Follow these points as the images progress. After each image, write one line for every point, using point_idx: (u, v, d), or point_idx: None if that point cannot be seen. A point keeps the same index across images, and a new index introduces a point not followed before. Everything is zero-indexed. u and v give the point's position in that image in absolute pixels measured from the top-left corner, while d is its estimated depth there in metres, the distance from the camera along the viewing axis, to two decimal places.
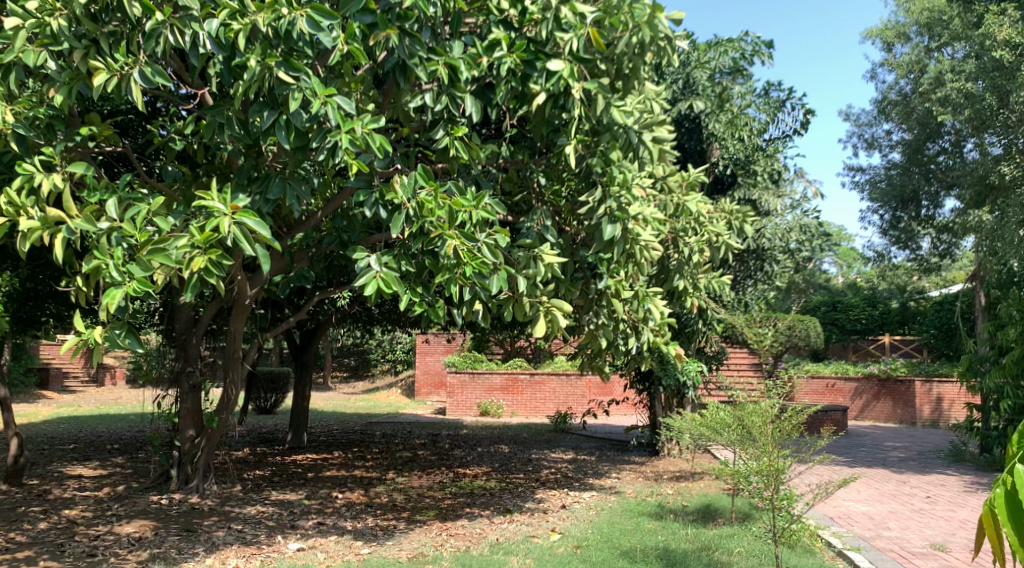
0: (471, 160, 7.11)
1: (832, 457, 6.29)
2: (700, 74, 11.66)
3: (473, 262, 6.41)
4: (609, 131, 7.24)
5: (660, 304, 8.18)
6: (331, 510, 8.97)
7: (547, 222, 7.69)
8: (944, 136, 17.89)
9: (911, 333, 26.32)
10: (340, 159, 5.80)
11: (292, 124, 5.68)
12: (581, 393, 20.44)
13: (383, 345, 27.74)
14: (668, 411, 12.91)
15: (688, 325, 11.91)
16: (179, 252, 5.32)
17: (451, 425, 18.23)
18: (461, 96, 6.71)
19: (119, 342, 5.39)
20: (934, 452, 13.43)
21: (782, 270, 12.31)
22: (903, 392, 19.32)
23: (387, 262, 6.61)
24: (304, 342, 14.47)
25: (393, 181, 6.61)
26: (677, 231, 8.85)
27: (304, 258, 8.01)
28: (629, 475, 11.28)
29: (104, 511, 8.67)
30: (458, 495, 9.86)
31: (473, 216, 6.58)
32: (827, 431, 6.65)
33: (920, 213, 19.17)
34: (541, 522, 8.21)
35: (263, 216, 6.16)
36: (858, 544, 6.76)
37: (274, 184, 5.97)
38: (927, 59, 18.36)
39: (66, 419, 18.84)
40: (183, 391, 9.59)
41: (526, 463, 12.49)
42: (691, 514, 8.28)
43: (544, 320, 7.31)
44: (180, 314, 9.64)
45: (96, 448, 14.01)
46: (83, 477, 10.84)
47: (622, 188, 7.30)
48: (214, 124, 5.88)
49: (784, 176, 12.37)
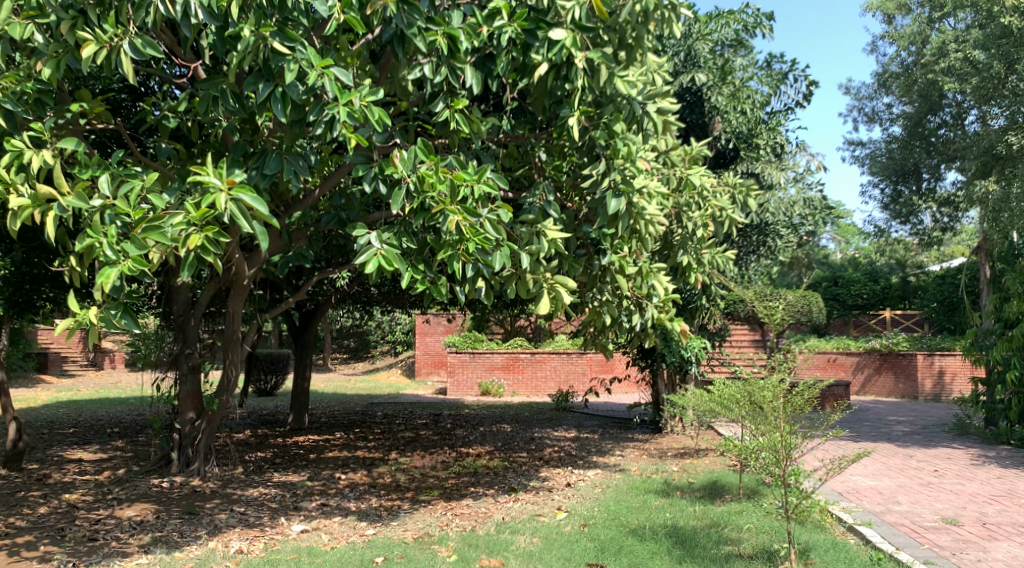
0: (472, 134, 6.97)
1: (847, 432, 6.15)
2: (702, 46, 11.40)
3: (476, 238, 6.28)
4: (613, 102, 7.17)
5: (664, 280, 8.00)
6: (333, 491, 8.88)
7: (550, 197, 7.54)
8: (945, 109, 17.74)
9: (912, 308, 26.25)
10: (339, 133, 5.66)
11: (288, 97, 5.50)
12: (582, 371, 20.32)
13: (382, 326, 27.66)
14: (671, 388, 12.84)
15: (692, 301, 11.79)
16: (175, 229, 5.18)
17: (453, 405, 18.18)
18: (461, 67, 6.52)
19: (115, 324, 5.23)
20: (937, 425, 13.38)
21: (785, 245, 12.25)
22: (905, 366, 19.24)
23: (388, 240, 6.47)
24: (304, 323, 14.36)
25: (393, 155, 6.44)
26: (681, 206, 8.73)
27: (303, 237, 7.91)
28: (633, 452, 11.21)
29: (105, 495, 8.60)
30: (462, 474, 9.79)
31: (476, 191, 6.43)
32: (840, 405, 6.46)
33: (922, 187, 19.02)
34: (547, 500, 8.12)
35: (260, 193, 5.98)
36: (869, 519, 6.67)
37: (271, 159, 5.79)
38: (931, 29, 18.07)
39: (66, 403, 18.79)
40: (182, 373, 9.48)
41: (529, 442, 12.43)
42: (698, 491, 8.19)
43: (548, 297, 7.11)
44: (178, 296, 9.59)
45: (96, 431, 13.94)
46: (84, 461, 10.75)
47: (626, 161, 7.20)
48: (207, 98, 5.67)
49: (787, 149, 12.26)
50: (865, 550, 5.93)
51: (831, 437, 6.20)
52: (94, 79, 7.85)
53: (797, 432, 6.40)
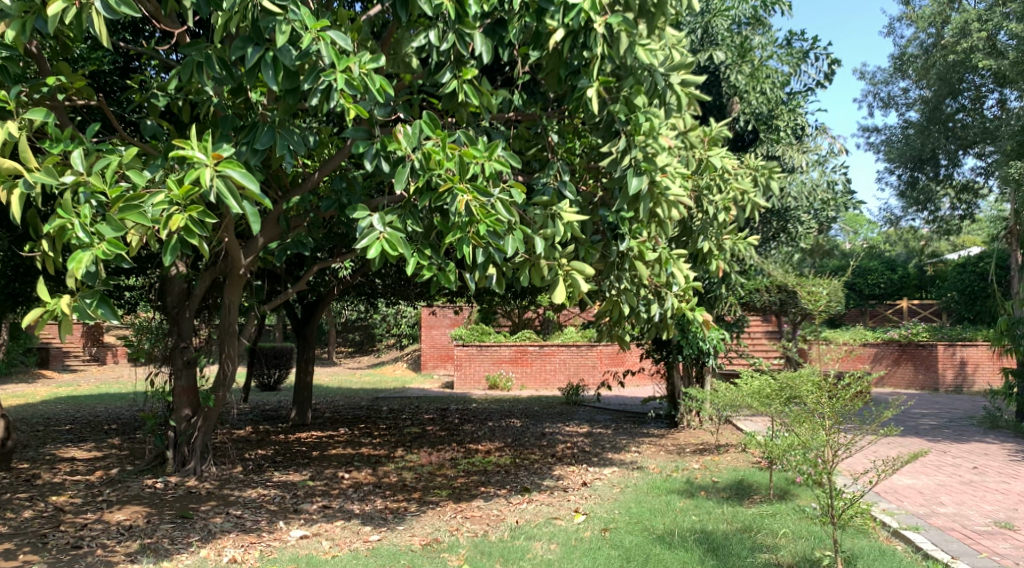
0: (483, 107, 6.47)
1: (900, 430, 5.60)
2: (720, 23, 10.83)
3: (487, 219, 5.73)
4: (634, 74, 6.63)
5: (684, 268, 7.51)
6: (336, 492, 8.39)
7: (565, 177, 6.94)
8: (964, 92, 17.15)
9: (929, 297, 25.70)
10: (336, 103, 5.15)
11: (280, 62, 5.01)
12: (592, 363, 19.80)
13: (387, 319, 27.10)
14: (687, 382, 12.32)
15: (711, 290, 11.13)
16: (156, 209, 4.69)
17: (460, 399, 17.70)
18: (469, 33, 6.00)
19: (89, 314, 4.72)
20: (966, 419, 12.81)
21: (806, 231, 11.71)
22: (925, 357, 18.69)
23: (391, 223, 5.96)
24: (306, 316, 13.86)
25: (395, 130, 5.94)
26: (701, 189, 8.16)
27: (302, 224, 7.44)
28: (650, 448, 10.70)
29: (94, 497, 8.12)
30: (472, 472, 9.31)
31: (486, 169, 5.92)
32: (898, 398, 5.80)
33: (939, 173, 18.49)
34: (563, 501, 7.62)
35: (251, 170, 5.48)
36: (915, 522, 6.15)
37: (263, 133, 5.28)
38: (951, 10, 17.43)
39: (64, 398, 18.35)
40: (176, 368, 9.02)
41: (540, 438, 11.93)
42: (724, 491, 7.67)
43: (564, 286, 6.59)
44: (172, 287, 9.15)
45: (92, 428, 13.48)
46: (77, 460, 10.31)
47: (648, 137, 6.67)
48: (191, 64, 5.14)
49: (808, 131, 11.76)
50: (917, 559, 5.39)
51: (883, 435, 5.66)
52: (84, 61, 7.87)
53: (844, 430, 5.85)
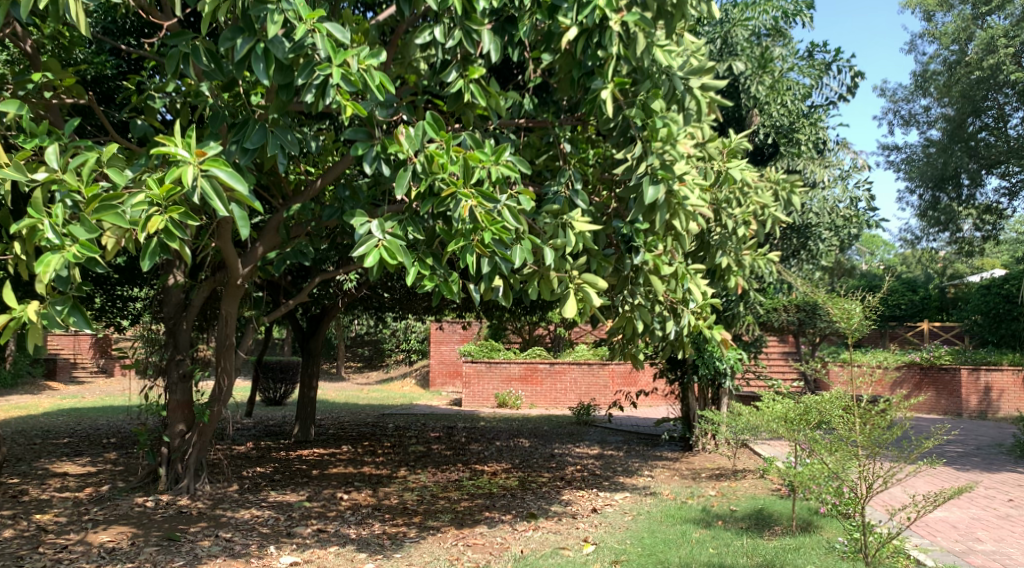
0: (490, 109, 6.11)
1: (942, 462, 5.17)
2: (740, 32, 10.37)
3: (493, 226, 5.35)
4: (651, 77, 6.31)
5: (701, 284, 7.10)
6: (333, 514, 7.99)
7: (577, 185, 6.60)
8: (986, 111, 16.64)
9: (950, 319, 25.07)
10: (332, 99, 4.81)
11: (272, 54, 4.67)
12: (604, 383, 19.34)
13: (397, 334, 26.59)
14: (702, 405, 11.87)
15: (729, 308, 10.67)
16: (134, 210, 4.34)
17: (468, 417, 17.25)
18: (477, 30, 5.67)
19: (59, 322, 4.36)
20: (994, 446, 12.32)
21: (827, 248, 11.26)
22: (948, 382, 18.11)
23: (392, 230, 5.60)
24: (310, 329, 13.52)
25: (397, 132, 5.59)
26: (720, 202, 7.77)
27: (302, 233, 7.09)
28: (663, 473, 10.24)
29: (80, 516, 7.76)
30: (476, 495, 8.88)
31: (493, 173, 5.56)
32: (942, 430, 5.36)
33: (961, 194, 17.87)
34: (571, 530, 7.20)
35: (243, 171, 5.13)
36: (952, 561, 5.74)
37: (254, 131, 4.92)
38: (976, 26, 16.77)
39: (66, 410, 18.05)
40: (171, 382, 8.66)
41: (549, 459, 11.50)
42: (742, 521, 7.23)
43: (574, 300, 6.16)
44: (170, 296, 8.82)
45: (90, 442, 13.13)
46: (68, 475, 9.96)
47: (666, 143, 6.25)
48: (177, 55, 4.82)
49: (829, 145, 11.36)
50: None
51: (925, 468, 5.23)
52: (88, 65, 7.96)
53: (880, 458, 5.47)
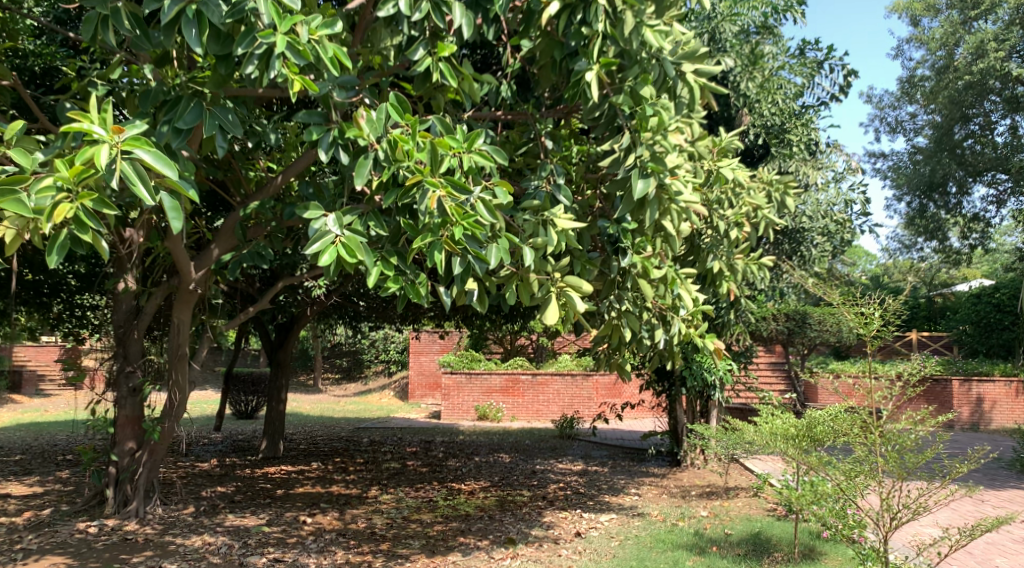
0: (462, 93, 5.52)
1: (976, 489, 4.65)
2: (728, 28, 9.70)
3: (464, 220, 4.75)
4: (640, 60, 5.72)
5: (693, 289, 6.49)
6: (293, 541, 7.31)
7: (560, 180, 5.99)
8: (974, 118, 16.13)
9: (939, 329, 24.70)
10: (277, 72, 4.23)
11: (205, 19, 4.06)
12: (587, 395, 18.75)
13: (375, 344, 25.90)
14: (692, 419, 11.25)
15: (719, 317, 10.09)
16: (39, 197, 3.72)
17: (447, 431, 16.57)
18: (447, 2, 5.07)
19: None
20: (995, 461, 11.77)
21: (820, 254, 10.70)
22: (939, 393, 17.59)
23: (351, 225, 4.98)
24: (279, 340, 12.85)
25: (357, 115, 4.97)
26: (710, 203, 7.28)
27: (259, 232, 6.42)
28: (651, 491, 9.63)
29: (13, 544, 7.05)
30: (449, 518, 8.22)
31: (466, 162, 4.99)
32: (979, 454, 4.83)
33: (948, 202, 17.33)
34: (552, 557, 6.57)
35: (178, 155, 4.51)
36: None
37: (188, 110, 4.31)
38: (963, 30, 16.08)
39: (25, 426, 17.15)
40: (121, 395, 7.97)
41: (530, 476, 10.86)
42: (739, 546, 6.62)
43: (556, 305, 5.56)
44: (120, 304, 8.12)
45: (43, 460, 12.33)
46: (10, 497, 9.20)
47: (657, 133, 5.64)
48: (95, 19, 4.21)
49: (821, 147, 10.83)
50: None
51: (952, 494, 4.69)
52: (36, 57, 7.44)
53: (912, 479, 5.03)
